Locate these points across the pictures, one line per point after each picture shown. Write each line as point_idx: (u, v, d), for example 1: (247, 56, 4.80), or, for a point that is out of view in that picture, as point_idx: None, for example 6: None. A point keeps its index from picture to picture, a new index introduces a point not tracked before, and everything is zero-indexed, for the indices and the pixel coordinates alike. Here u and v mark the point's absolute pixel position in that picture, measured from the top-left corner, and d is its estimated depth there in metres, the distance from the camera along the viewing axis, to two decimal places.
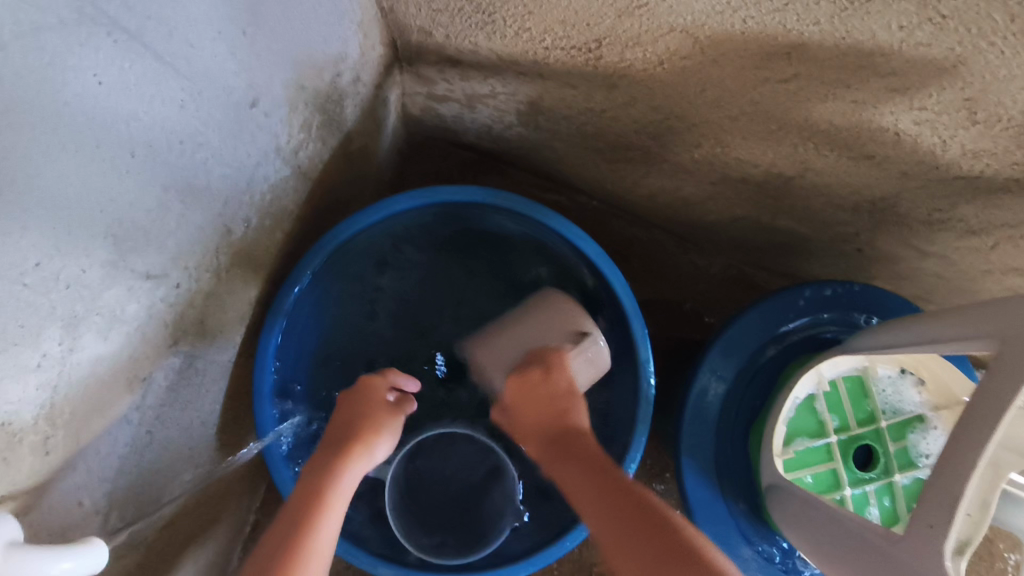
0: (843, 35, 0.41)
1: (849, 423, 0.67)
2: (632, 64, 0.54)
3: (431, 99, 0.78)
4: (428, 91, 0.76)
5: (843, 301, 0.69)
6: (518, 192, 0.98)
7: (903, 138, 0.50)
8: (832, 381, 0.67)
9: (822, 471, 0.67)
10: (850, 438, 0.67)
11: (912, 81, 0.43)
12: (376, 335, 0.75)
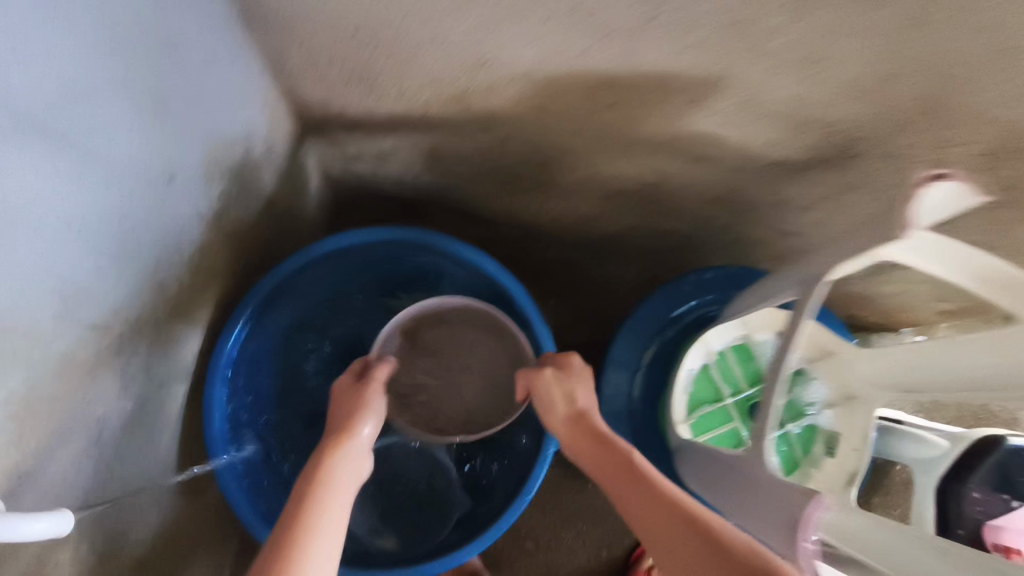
0: (636, 66, 0.52)
1: (741, 386, 0.77)
2: (496, 108, 0.65)
3: (345, 160, 0.88)
4: (340, 153, 0.86)
5: (720, 281, 0.79)
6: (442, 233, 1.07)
7: (716, 139, 0.61)
8: (720, 351, 0.77)
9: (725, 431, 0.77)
10: (745, 398, 0.78)
11: (700, 94, 0.54)
12: (319, 373, 0.82)
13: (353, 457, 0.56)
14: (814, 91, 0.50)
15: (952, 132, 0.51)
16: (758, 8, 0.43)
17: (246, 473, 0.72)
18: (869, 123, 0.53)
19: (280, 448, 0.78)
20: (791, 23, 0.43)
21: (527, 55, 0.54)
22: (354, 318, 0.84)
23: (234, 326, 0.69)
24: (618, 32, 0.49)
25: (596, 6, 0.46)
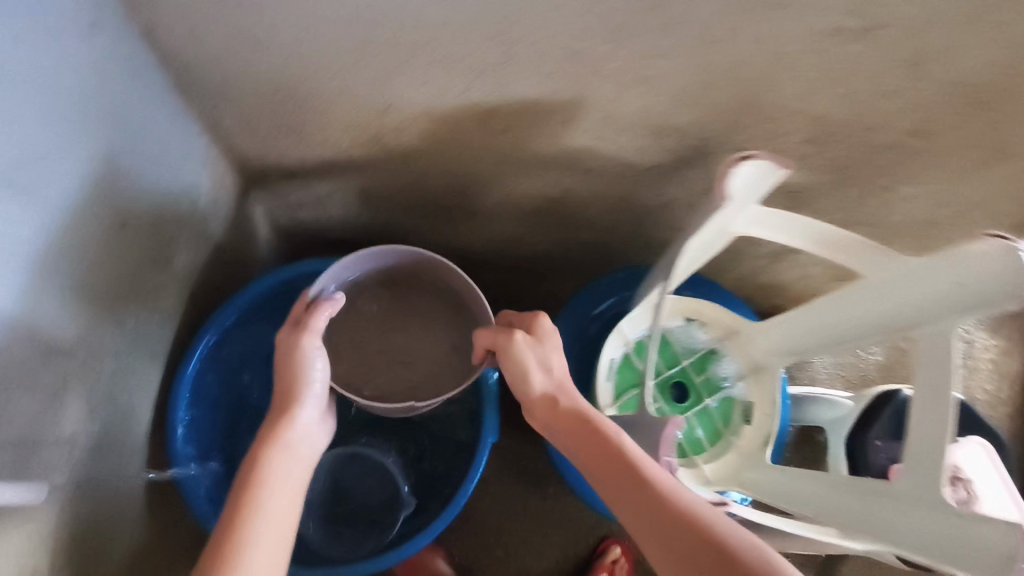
0: (510, 95, 0.63)
1: (659, 369, 0.87)
2: (408, 144, 0.75)
3: (289, 210, 0.97)
4: (283, 203, 0.95)
5: (631, 280, 0.89)
6: None
7: (595, 151, 0.72)
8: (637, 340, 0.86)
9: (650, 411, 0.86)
10: (663, 380, 0.87)
11: (569, 114, 0.66)
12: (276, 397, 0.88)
13: (291, 441, 0.63)
14: (655, 102, 0.61)
15: (771, 123, 0.62)
16: (589, 41, 0.54)
17: (210, 492, 0.78)
18: (708, 123, 0.64)
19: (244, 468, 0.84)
20: (616, 49, 0.55)
21: (421, 96, 0.65)
22: None
23: (192, 354, 0.75)
24: (488, 69, 0.60)
25: (464, 50, 0.57)
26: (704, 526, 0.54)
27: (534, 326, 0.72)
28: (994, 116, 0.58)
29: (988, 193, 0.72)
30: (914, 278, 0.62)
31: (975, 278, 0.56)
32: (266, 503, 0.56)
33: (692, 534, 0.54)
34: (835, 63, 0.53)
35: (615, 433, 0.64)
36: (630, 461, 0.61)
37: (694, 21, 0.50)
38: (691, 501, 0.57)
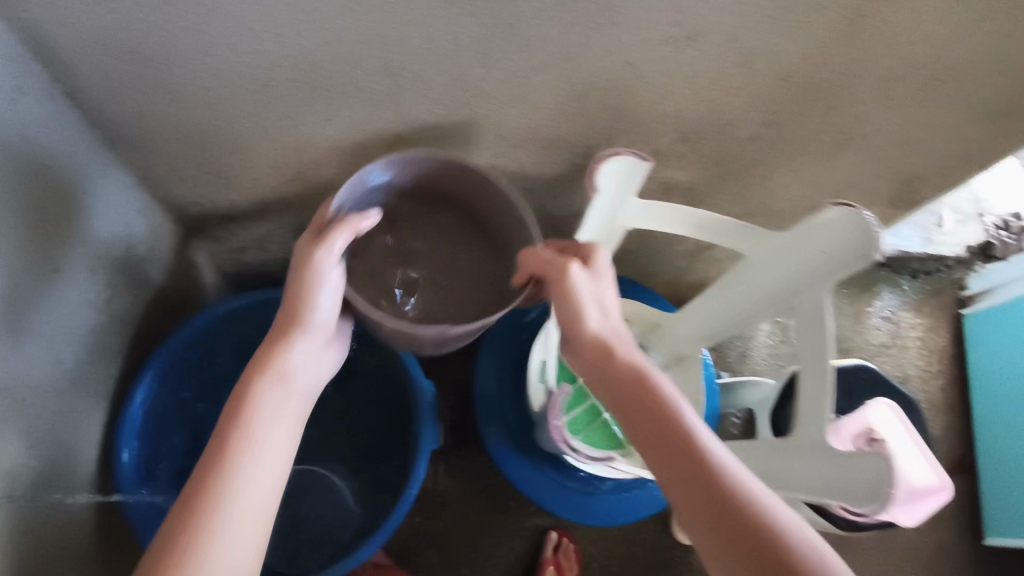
0: (409, 123, 0.70)
1: None
2: (329, 178, 0.82)
3: (233, 254, 1.02)
4: (226, 248, 1.00)
5: None
6: None
7: (499, 168, 0.79)
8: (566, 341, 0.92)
9: (584, 407, 0.90)
10: None
11: (466, 136, 0.73)
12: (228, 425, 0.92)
13: (286, 379, 0.58)
14: (537, 116, 0.69)
15: (644, 127, 0.70)
16: (465, 69, 0.62)
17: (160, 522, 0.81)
18: (591, 131, 0.72)
19: None
20: (490, 72, 0.62)
21: (330, 130, 0.72)
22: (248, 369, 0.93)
23: (135, 391, 0.78)
24: (383, 100, 0.66)
25: (358, 84, 0.64)
26: (730, 485, 0.50)
27: (587, 257, 0.63)
28: (830, 102, 0.66)
29: (854, 174, 0.80)
30: (786, 252, 0.68)
31: (834, 246, 0.63)
32: (251, 468, 0.52)
33: (726, 497, 0.49)
34: (677, 67, 0.61)
35: (662, 387, 0.56)
36: (670, 416, 0.54)
37: (548, 41, 0.58)
38: (731, 466, 0.51)
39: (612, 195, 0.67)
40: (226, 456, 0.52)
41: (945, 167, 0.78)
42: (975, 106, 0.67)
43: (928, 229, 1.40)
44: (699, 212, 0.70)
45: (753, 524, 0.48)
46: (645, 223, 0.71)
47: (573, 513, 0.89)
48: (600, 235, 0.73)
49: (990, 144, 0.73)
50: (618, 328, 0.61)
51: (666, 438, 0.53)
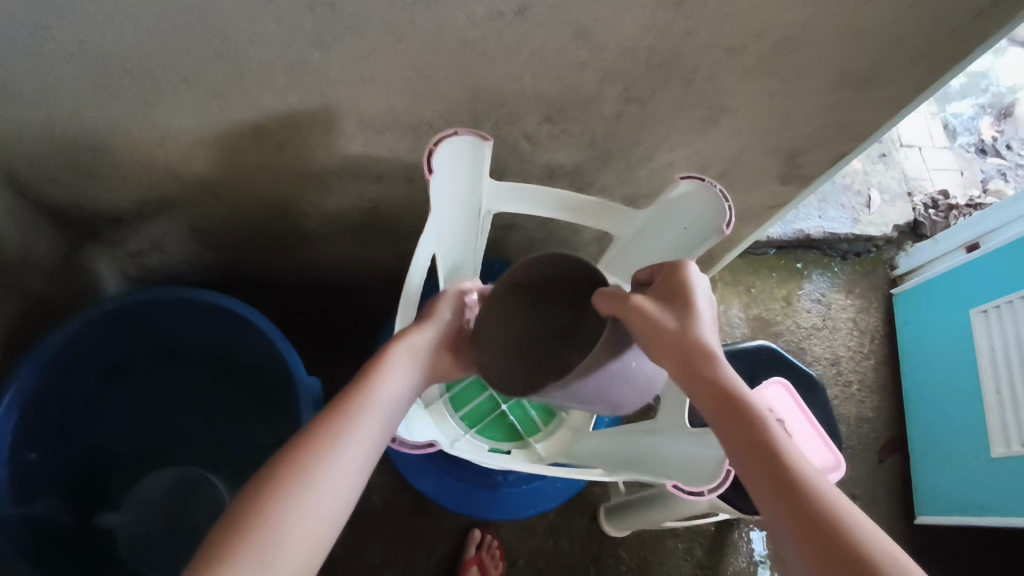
0: (264, 112, 0.68)
1: None
2: (205, 173, 0.80)
3: (132, 258, 1.00)
4: (123, 252, 0.97)
5: None
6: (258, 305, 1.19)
7: (373, 156, 0.77)
8: None
9: (482, 399, 0.88)
10: None
11: (328, 123, 0.71)
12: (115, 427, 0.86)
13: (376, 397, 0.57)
14: (393, 100, 0.67)
15: (504, 107, 0.69)
16: (300, 52, 0.60)
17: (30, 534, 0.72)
18: (453, 115, 0.70)
19: (71, 503, 0.81)
20: (327, 55, 0.60)
21: (186, 122, 0.70)
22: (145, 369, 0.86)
23: (7, 391, 0.70)
24: (228, 88, 0.64)
25: (198, 72, 0.62)
26: (826, 502, 0.44)
27: (676, 274, 0.58)
28: (685, 75, 0.65)
29: (734, 150, 0.79)
30: (652, 232, 0.70)
31: (695, 220, 0.66)
32: (344, 453, 0.51)
33: (808, 510, 0.43)
34: (516, 42, 0.59)
35: (752, 398, 0.50)
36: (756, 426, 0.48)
37: (374, 20, 0.56)
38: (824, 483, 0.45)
39: (465, 176, 0.64)
40: (307, 449, 0.50)
41: (822, 139, 0.77)
42: (833, 74, 0.66)
43: (855, 210, 1.43)
44: (561, 194, 0.68)
45: (837, 531, 0.42)
46: (509, 206, 0.70)
47: (472, 510, 0.87)
48: (462, 222, 0.71)
49: (860, 114, 0.73)
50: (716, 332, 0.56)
51: (746, 448, 0.48)
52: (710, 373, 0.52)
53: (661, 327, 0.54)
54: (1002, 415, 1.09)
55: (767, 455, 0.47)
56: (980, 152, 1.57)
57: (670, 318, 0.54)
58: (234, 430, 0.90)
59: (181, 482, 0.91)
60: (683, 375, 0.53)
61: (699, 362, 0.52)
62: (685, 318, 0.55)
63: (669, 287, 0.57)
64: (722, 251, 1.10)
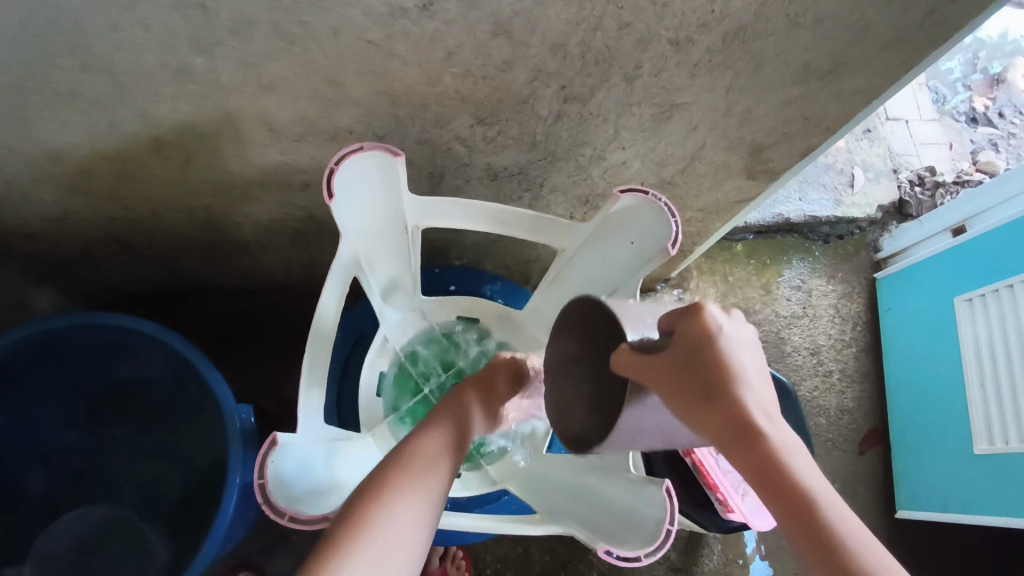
0: (158, 122, 0.61)
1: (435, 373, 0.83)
2: (111, 186, 0.71)
3: (55, 278, 0.92)
4: (43, 272, 0.89)
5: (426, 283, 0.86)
6: (204, 320, 1.10)
7: (293, 165, 0.70)
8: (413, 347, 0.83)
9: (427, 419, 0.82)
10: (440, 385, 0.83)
11: (234, 132, 0.63)
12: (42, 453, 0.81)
13: (423, 470, 0.55)
14: (303, 106, 0.60)
15: (430, 110, 0.61)
16: (180, 56, 0.52)
17: None
18: (374, 120, 0.63)
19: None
20: (213, 61, 0.53)
21: (73, 138, 0.62)
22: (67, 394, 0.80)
23: None
24: (110, 99, 0.57)
25: (69, 81, 0.54)
26: None
27: (693, 317, 0.47)
28: (627, 70, 0.57)
29: (693, 146, 0.72)
30: (596, 245, 0.67)
31: (641, 235, 0.64)
32: (395, 513, 0.49)
33: None
34: (427, 41, 0.52)
35: (803, 466, 0.42)
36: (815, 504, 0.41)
37: (257, 21, 0.48)
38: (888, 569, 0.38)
39: (377, 189, 0.63)
40: (359, 522, 0.48)
41: (789, 133, 0.70)
42: (796, 65, 0.59)
43: (838, 190, 1.36)
44: (494, 208, 0.65)
45: None
46: (434, 219, 0.67)
47: None
48: (389, 235, 0.69)
49: (829, 106, 0.66)
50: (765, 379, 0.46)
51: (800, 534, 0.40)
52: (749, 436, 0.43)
53: (695, 395, 0.44)
54: (985, 410, 1.04)
55: (832, 550, 0.39)
56: (971, 121, 1.50)
57: (704, 383, 0.45)
58: (166, 462, 0.85)
59: (98, 509, 0.86)
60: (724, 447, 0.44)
61: (742, 429, 0.43)
62: (722, 378, 0.44)
63: (689, 344, 0.46)
64: (692, 245, 1.04)
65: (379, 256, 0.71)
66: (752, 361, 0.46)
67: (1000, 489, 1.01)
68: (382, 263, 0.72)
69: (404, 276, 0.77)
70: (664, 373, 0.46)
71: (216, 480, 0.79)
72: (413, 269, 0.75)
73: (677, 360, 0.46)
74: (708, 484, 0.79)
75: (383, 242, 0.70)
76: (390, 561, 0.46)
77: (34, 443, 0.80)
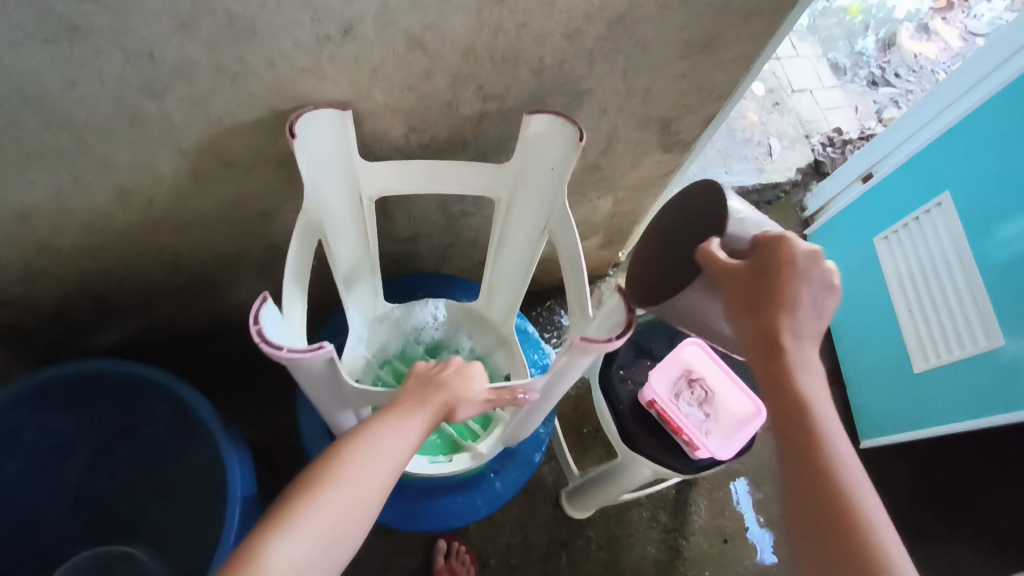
0: (118, 169, 0.66)
1: None
2: (81, 240, 0.76)
3: (32, 345, 0.95)
4: (19, 339, 0.92)
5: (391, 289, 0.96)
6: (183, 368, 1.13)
7: (249, 194, 0.76)
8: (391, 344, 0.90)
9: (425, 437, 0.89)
10: None
11: (188, 170, 0.69)
12: (51, 503, 0.87)
13: (340, 488, 0.49)
14: (250, 136, 0.66)
15: (365, 125, 0.68)
16: (133, 103, 0.58)
17: None
18: None
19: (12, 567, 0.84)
20: (164, 104, 0.59)
21: (39, 195, 0.67)
22: (65, 447, 0.85)
23: None
24: (72, 153, 0.62)
25: (33, 139, 0.59)
26: (848, 506, 0.47)
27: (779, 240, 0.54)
28: (533, 65, 0.66)
29: (608, 128, 0.81)
30: (525, 181, 0.75)
31: (560, 157, 0.71)
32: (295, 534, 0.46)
33: (832, 503, 0.48)
34: (352, 61, 0.59)
35: (813, 395, 0.52)
36: (804, 419, 0.51)
37: (200, 62, 0.55)
38: (858, 486, 0.48)
39: (325, 152, 0.67)
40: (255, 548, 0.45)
41: (688, 105, 0.80)
42: (676, 42, 0.68)
43: (759, 160, 1.49)
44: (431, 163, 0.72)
45: (848, 527, 0.46)
46: (382, 187, 0.74)
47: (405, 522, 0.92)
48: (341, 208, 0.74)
49: (716, 76, 0.75)
50: (813, 314, 0.53)
51: (786, 434, 0.52)
52: (771, 356, 0.53)
53: (740, 307, 0.54)
54: (917, 331, 1.14)
55: (808, 457, 0.50)
56: (871, 85, 1.64)
57: (753, 298, 0.53)
58: (164, 501, 0.90)
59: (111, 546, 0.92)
60: (749, 353, 0.55)
61: (768, 344, 0.53)
62: (771, 302, 0.52)
63: (761, 263, 0.54)
64: (632, 223, 1.12)
65: (340, 235, 0.76)
66: (812, 297, 0.53)
67: (943, 398, 1.10)
68: (343, 241, 0.77)
69: (368, 262, 0.83)
70: (732, 281, 0.54)
71: (214, 505, 0.83)
72: (372, 254, 0.81)
73: (746, 275, 0.54)
74: (673, 429, 0.85)
75: (340, 223, 0.75)
76: None
77: (43, 496, 0.86)
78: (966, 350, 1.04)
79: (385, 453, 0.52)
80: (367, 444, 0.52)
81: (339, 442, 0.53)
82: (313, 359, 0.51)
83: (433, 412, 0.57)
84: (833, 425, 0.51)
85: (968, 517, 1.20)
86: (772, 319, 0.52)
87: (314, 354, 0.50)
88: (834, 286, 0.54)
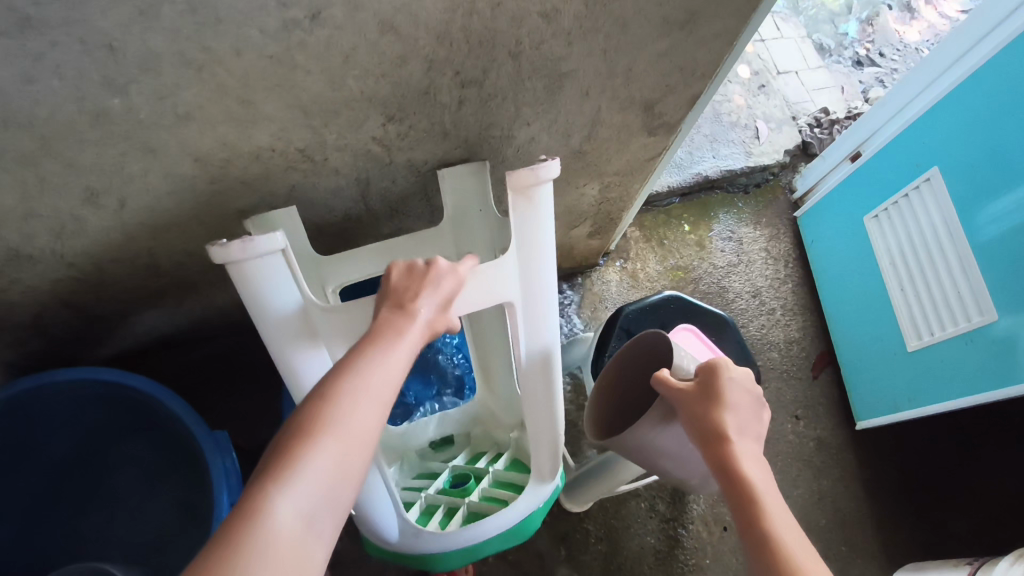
0: (86, 170, 0.64)
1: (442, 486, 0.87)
2: (55, 246, 0.74)
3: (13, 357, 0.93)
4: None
5: None
6: (173, 373, 1.12)
7: (226, 192, 0.74)
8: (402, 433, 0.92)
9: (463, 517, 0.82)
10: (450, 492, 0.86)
11: (160, 169, 0.67)
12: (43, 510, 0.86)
13: (332, 428, 0.45)
14: (223, 131, 0.64)
15: (340, 116, 0.67)
16: (97, 100, 0.56)
17: None
18: (292, 134, 0.67)
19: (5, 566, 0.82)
20: (129, 98, 0.57)
21: (4, 201, 0.64)
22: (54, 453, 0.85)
23: None
24: (37, 154, 0.60)
25: None
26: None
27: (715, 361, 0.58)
28: (511, 48, 0.64)
29: (591, 112, 0.79)
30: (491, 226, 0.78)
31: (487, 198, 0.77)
32: (296, 482, 0.42)
33: None
34: (323, 48, 0.57)
35: (768, 490, 0.50)
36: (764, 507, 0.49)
37: (164, 54, 0.53)
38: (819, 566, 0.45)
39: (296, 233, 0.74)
40: (256, 511, 0.41)
41: (671, 84, 0.78)
42: (656, 20, 0.66)
43: (746, 143, 1.48)
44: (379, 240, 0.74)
45: None
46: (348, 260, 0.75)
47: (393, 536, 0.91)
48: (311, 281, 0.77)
49: (697, 54, 0.74)
50: (751, 425, 0.55)
51: (745, 531, 0.49)
52: (723, 452, 0.52)
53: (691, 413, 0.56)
54: (909, 311, 1.13)
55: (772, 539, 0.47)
56: (857, 65, 1.63)
57: (700, 402, 0.55)
58: (149, 511, 0.87)
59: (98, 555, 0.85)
60: (709, 470, 0.54)
61: (718, 438, 0.53)
62: (715, 400, 0.55)
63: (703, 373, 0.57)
64: (620, 210, 1.11)
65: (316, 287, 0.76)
66: (748, 408, 0.56)
67: (939, 375, 1.08)
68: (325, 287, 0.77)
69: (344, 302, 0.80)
70: (681, 392, 0.57)
71: (198, 510, 0.80)
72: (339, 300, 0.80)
73: (692, 392, 0.56)
74: None
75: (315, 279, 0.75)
76: (288, 533, 0.41)
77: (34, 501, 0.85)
78: (959, 326, 1.03)
79: (373, 387, 0.49)
80: (352, 384, 0.48)
81: (321, 382, 0.49)
82: (268, 248, 0.54)
83: (410, 336, 0.53)
84: (788, 521, 0.48)
85: (968, 493, 1.20)
86: (718, 423, 0.54)
87: (267, 237, 0.54)
88: (762, 400, 0.57)
